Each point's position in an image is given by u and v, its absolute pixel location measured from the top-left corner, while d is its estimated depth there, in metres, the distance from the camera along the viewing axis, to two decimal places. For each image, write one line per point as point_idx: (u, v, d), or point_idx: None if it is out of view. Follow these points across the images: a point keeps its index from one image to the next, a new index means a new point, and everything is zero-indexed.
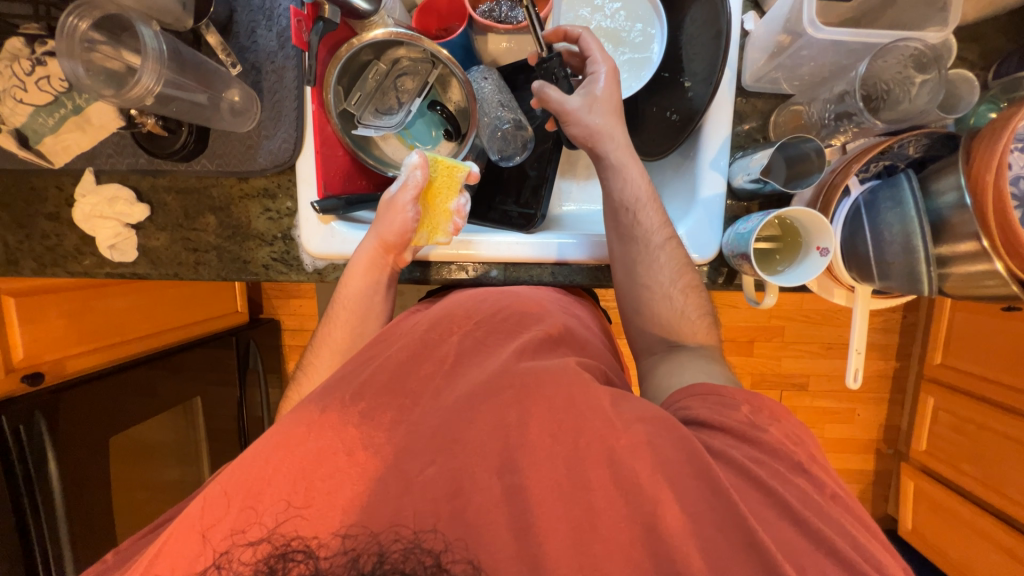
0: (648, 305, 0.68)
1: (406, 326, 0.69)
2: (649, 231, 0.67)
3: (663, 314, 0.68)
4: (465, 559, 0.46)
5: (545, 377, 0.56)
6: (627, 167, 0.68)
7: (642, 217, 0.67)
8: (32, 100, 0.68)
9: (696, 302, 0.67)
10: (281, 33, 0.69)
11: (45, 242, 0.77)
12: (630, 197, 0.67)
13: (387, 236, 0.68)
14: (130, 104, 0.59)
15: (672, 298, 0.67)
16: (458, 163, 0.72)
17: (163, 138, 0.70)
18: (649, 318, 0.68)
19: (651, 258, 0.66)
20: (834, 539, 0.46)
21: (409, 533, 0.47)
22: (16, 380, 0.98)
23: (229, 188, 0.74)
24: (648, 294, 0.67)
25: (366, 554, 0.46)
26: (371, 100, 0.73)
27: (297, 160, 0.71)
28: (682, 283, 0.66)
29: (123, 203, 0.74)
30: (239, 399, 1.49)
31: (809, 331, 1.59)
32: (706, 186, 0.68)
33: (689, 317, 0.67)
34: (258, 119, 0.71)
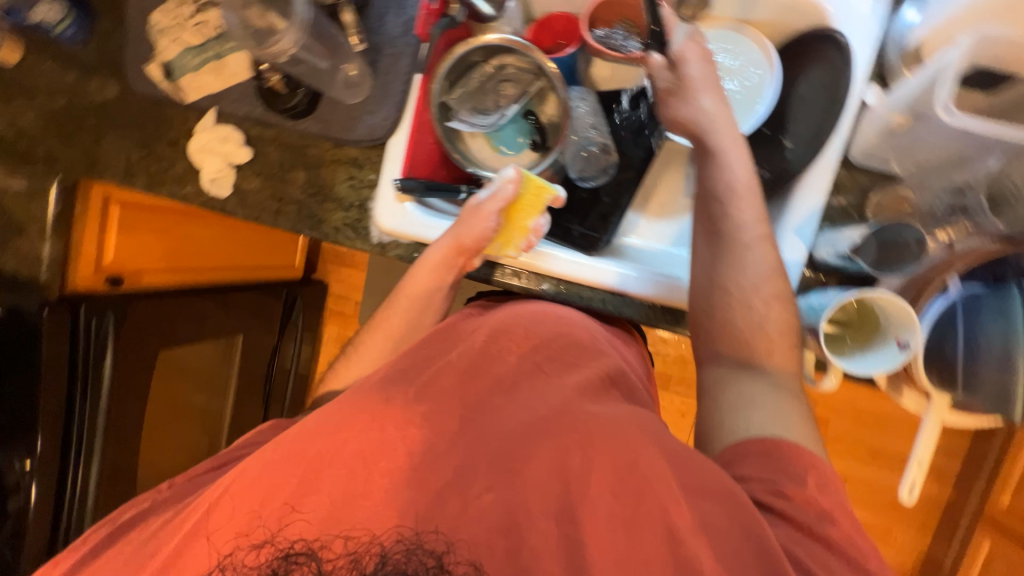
0: (726, 311, 0.62)
1: (461, 329, 0.71)
2: (740, 228, 0.62)
3: (739, 323, 0.62)
4: (466, 563, 0.49)
5: (570, 412, 0.56)
6: (728, 158, 0.64)
7: (733, 212, 0.63)
8: (185, 42, 0.78)
9: (782, 317, 0.61)
10: (407, 22, 0.74)
11: (160, 164, 0.87)
12: (724, 188, 0.63)
13: (463, 238, 0.70)
14: (268, 58, 0.66)
15: (754, 308, 0.61)
16: (548, 185, 0.73)
17: (283, 95, 0.77)
18: (723, 324, 0.62)
19: (737, 256, 0.62)
20: None
21: (410, 535, 0.50)
22: (100, 279, 1.08)
23: (324, 150, 0.80)
24: (729, 297, 0.62)
25: (367, 555, 0.50)
26: (470, 98, 0.76)
27: (390, 139, 0.76)
28: (767, 293, 0.61)
29: (232, 144, 0.81)
30: (274, 347, 1.63)
31: (853, 431, 1.48)
32: (785, 251, 0.65)
33: (767, 331, 0.61)
34: (366, 95, 0.76)
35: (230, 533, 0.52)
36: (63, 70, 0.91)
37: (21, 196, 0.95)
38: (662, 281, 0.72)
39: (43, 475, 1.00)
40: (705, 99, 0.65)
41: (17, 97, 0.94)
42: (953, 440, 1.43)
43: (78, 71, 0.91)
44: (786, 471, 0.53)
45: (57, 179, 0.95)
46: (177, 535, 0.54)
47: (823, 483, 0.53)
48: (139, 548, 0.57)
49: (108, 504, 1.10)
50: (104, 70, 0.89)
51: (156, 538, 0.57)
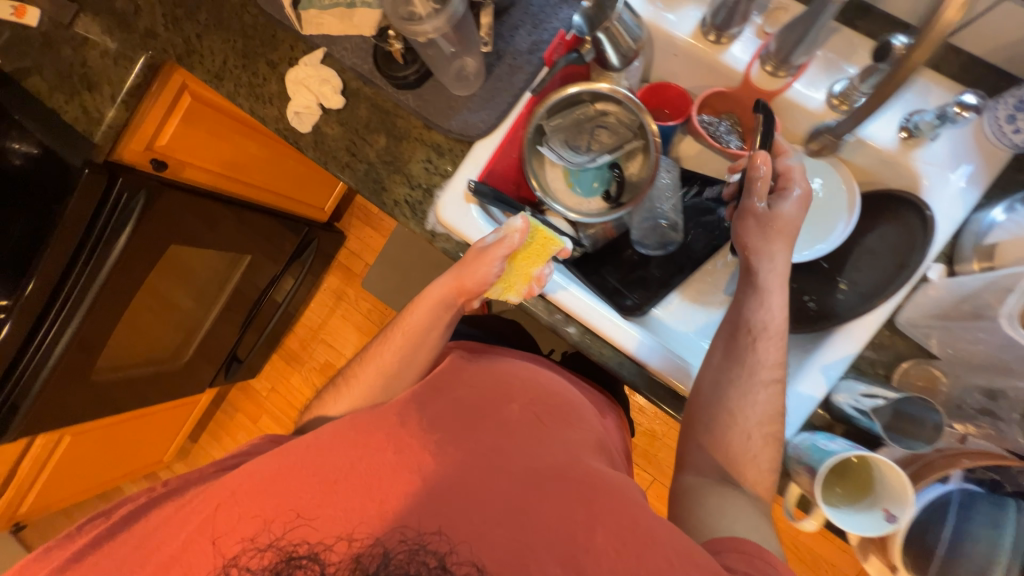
0: (724, 435, 0.66)
1: (467, 369, 0.77)
2: (761, 364, 0.66)
3: (732, 448, 0.66)
4: (469, 563, 0.54)
5: (574, 462, 0.64)
6: (773, 297, 0.66)
7: (761, 349, 0.66)
8: None
9: (769, 453, 0.66)
10: (535, 42, 0.76)
11: (253, 79, 0.88)
12: (761, 324, 0.66)
13: (465, 280, 0.73)
14: (406, 34, 0.67)
15: (750, 440, 0.65)
16: (556, 236, 0.73)
17: (396, 63, 0.79)
18: (719, 446, 0.66)
19: (750, 390, 0.65)
20: None
21: (413, 536, 0.55)
22: (147, 158, 1.08)
23: (411, 125, 0.81)
24: (731, 424, 0.65)
25: (369, 557, 0.54)
26: (564, 131, 0.78)
27: (479, 141, 0.77)
28: (765, 431, 0.65)
29: (329, 87, 0.82)
30: (277, 275, 1.65)
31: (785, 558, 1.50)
32: (805, 383, 0.67)
33: (756, 463, 0.65)
34: (472, 92, 0.78)
35: (256, 519, 0.57)
36: None
37: (107, 58, 0.95)
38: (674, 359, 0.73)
39: (18, 321, 0.99)
40: (774, 235, 0.67)
41: None
42: None
43: None
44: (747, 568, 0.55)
45: (146, 54, 0.95)
46: (191, 525, 0.58)
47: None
48: (148, 542, 0.59)
49: (71, 363, 1.09)
50: None
51: (173, 524, 0.59)
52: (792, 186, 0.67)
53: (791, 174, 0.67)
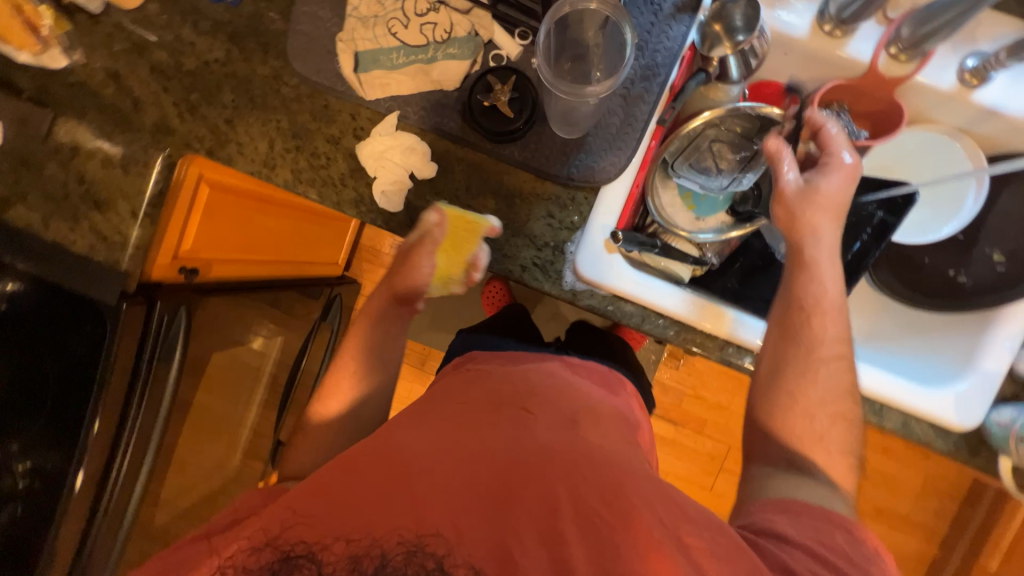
0: (774, 413, 0.61)
1: (484, 384, 0.68)
2: (820, 341, 0.61)
3: (791, 431, 0.60)
4: (464, 565, 0.46)
5: (655, 484, 0.56)
6: (823, 271, 0.62)
7: (818, 326, 0.61)
8: (403, 42, 0.71)
9: (841, 433, 0.60)
10: (648, 67, 0.69)
11: (312, 160, 0.76)
12: (813, 299, 0.62)
13: (398, 288, 0.73)
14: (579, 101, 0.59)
15: (812, 420, 0.60)
16: (480, 218, 0.69)
17: (500, 117, 0.70)
18: (776, 431, 0.61)
19: (809, 369, 0.61)
20: None
21: (411, 538, 0.48)
22: (175, 268, 0.93)
23: (522, 180, 0.73)
24: (788, 407, 0.60)
25: (367, 557, 0.46)
26: (694, 156, 0.73)
27: (608, 185, 0.71)
28: (830, 410, 0.60)
29: (417, 156, 0.72)
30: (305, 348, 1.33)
31: (865, 489, 1.62)
32: (990, 359, 0.68)
33: (824, 446, 0.59)
34: (585, 133, 0.70)
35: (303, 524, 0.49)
36: (195, 30, 0.77)
37: (111, 166, 0.79)
38: (896, 380, 0.67)
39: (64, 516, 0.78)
40: (812, 208, 0.63)
41: (124, 47, 0.78)
42: (944, 504, 1.60)
43: (214, 30, 0.76)
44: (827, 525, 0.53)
45: (163, 152, 0.79)
46: None
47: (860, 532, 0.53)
48: None
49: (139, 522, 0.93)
50: (253, 41, 0.76)
51: None
52: (834, 167, 0.64)
53: (836, 156, 0.65)
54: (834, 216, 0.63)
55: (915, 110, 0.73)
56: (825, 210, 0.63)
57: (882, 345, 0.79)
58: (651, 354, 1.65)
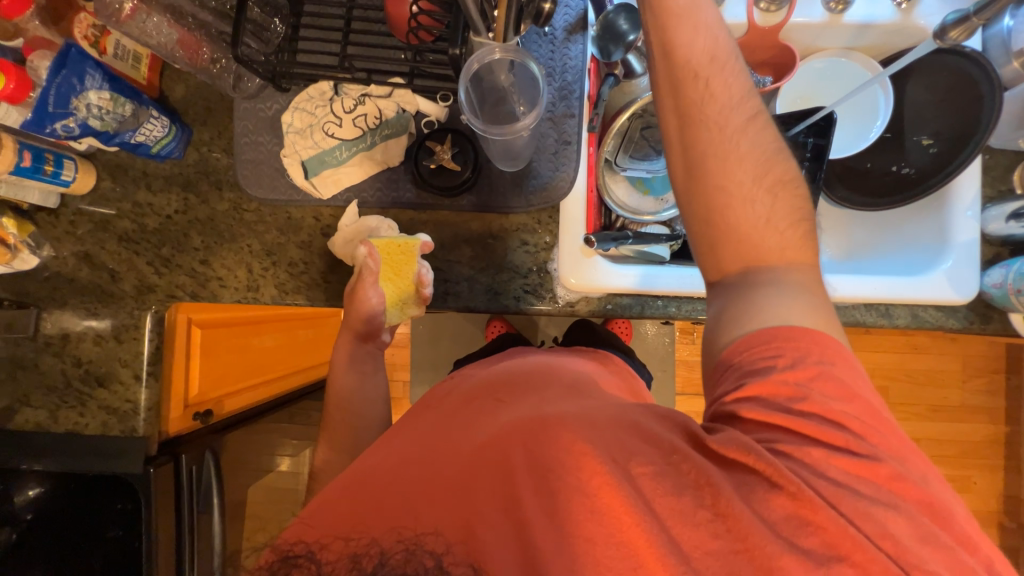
0: (723, 215, 0.53)
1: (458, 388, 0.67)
2: (724, 108, 0.53)
3: (744, 225, 0.52)
4: (465, 563, 0.43)
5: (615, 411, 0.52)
6: (698, 24, 0.53)
7: (715, 87, 0.53)
8: (339, 137, 0.76)
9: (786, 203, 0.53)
10: (562, 87, 0.76)
11: (292, 270, 0.79)
12: (698, 62, 0.53)
13: (359, 329, 0.77)
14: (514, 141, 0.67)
15: (755, 201, 0.52)
16: (409, 238, 0.73)
17: (450, 173, 0.74)
18: (728, 241, 0.53)
19: (728, 145, 0.53)
20: None
21: (409, 534, 0.45)
22: (190, 416, 0.92)
23: (489, 221, 0.77)
24: (727, 200, 0.52)
25: (366, 556, 0.43)
26: (628, 148, 0.79)
27: (565, 199, 0.75)
28: (767, 182, 0.52)
29: (385, 232, 0.76)
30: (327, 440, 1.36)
31: (913, 392, 1.62)
32: (960, 231, 0.73)
33: (777, 225, 0.52)
34: (530, 160, 0.76)
35: (302, 522, 0.50)
36: (149, 190, 0.81)
37: (105, 341, 0.81)
38: (887, 283, 0.70)
39: None
40: None
41: (88, 229, 0.81)
42: (994, 379, 1.60)
43: (167, 184, 0.81)
44: (757, 374, 0.48)
45: (151, 310, 0.82)
46: None
47: (800, 349, 0.47)
48: None
49: None
50: (205, 182, 0.80)
51: None
52: None
53: None
54: None
55: (804, 45, 0.81)
56: None
57: (856, 253, 0.83)
58: (665, 337, 1.68)
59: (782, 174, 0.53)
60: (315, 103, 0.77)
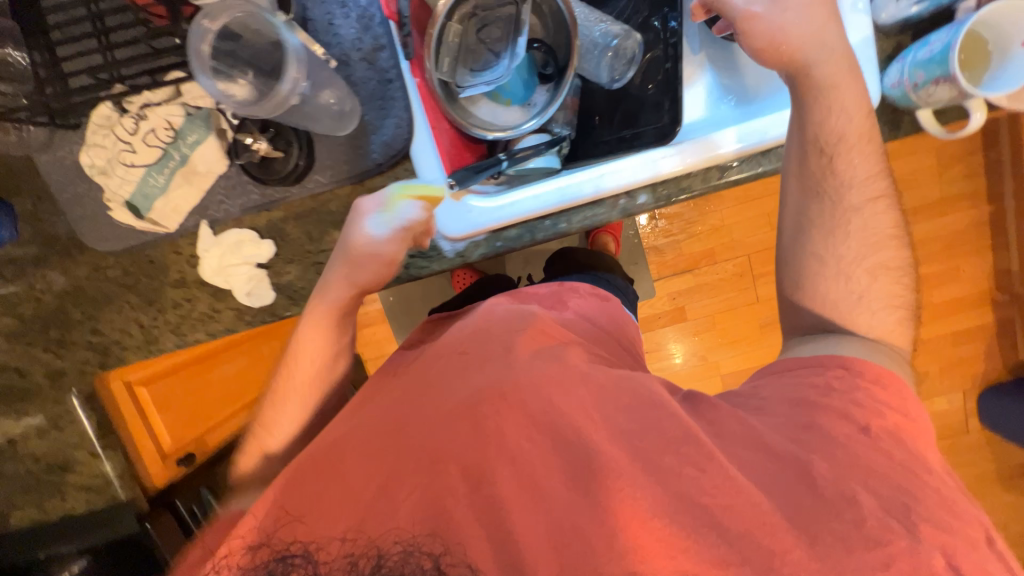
0: (806, 159, 0.60)
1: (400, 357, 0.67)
2: (827, 50, 0.56)
3: (838, 181, 0.60)
4: (465, 563, 0.42)
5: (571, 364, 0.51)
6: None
7: (831, 73, 0.56)
8: (143, 163, 0.68)
9: (860, 148, 0.59)
10: (361, 17, 0.65)
11: (179, 310, 0.76)
12: (821, 58, 0.56)
13: (325, 300, 0.66)
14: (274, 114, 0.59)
15: (826, 146, 0.59)
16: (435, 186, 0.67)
17: (275, 161, 0.68)
18: (829, 192, 0.60)
19: (829, 89, 0.56)
20: None
21: (408, 534, 0.43)
22: (173, 465, 0.97)
23: (347, 197, 0.70)
24: (811, 139, 0.58)
25: (365, 556, 0.42)
26: (464, 60, 0.68)
27: (411, 144, 0.67)
28: (858, 136, 0.59)
29: (249, 244, 0.71)
30: None
31: None
32: (855, 31, 0.62)
33: (857, 179, 0.60)
34: (360, 116, 0.67)
35: (299, 507, 0.47)
36: (6, 280, 0.77)
37: (48, 433, 0.82)
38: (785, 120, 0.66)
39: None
40: None
41: None
42: None
43: (19, 269, 0.76)
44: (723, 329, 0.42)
45: (74, 392, 0.81)
46: None
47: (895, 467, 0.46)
48: None
49: None
50: (53, 253, 0.75)
51: None
52: None
53: None
54: None
55: None
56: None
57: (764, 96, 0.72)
58: (628, 230, 1.62)
59: (870, 137, 0.59)
60: (99, 133, 0.68)
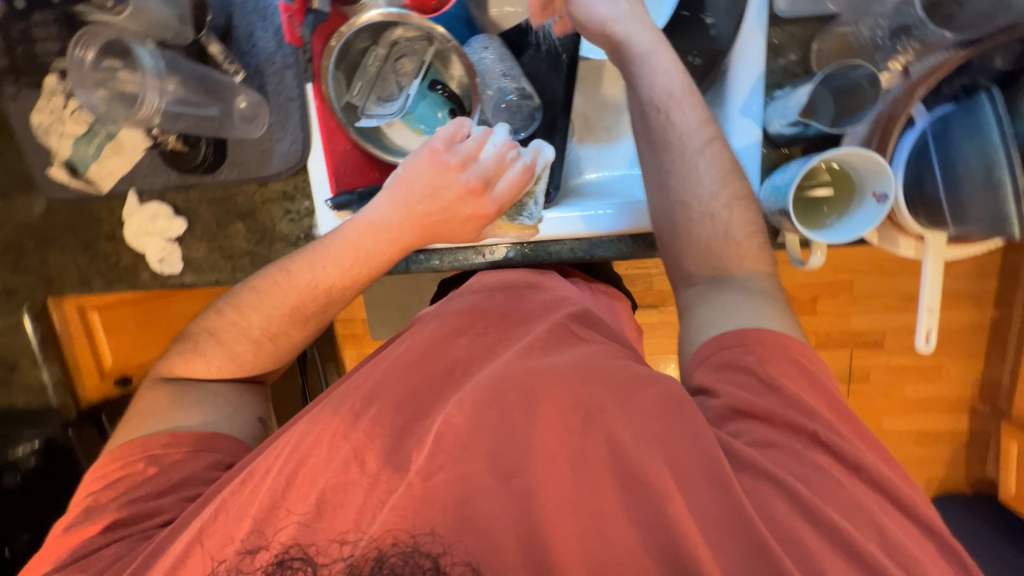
0: (686, 226, 0.63)
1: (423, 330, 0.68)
2: (683, 133, 0.62)
3: (703, 235, 0.62)
4: (464, 562, 0.47)
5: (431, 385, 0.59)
6: (655, 56, 0.62)
7: (676, 117, 0.62)
8: (75, 134, 0.76)
9: (736, 212, 0.61)
10: (277, 33, 0.70)
11: (108, 262, 0.85)
12: (663, 95, 0.62)
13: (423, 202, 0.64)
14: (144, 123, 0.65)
15: (715, 215, 0.62)
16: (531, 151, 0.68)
17: (185, 154, 0.73)
18: (689, 240, 0.63)
19: (688, 166, 0.62)
20: (860, 537, 0.47)
21: (406, 537, 0.48)
22: (110, 383, 1.09)
23: (252, 194, 0.77)
24: (683, 215, 0.62)
25: (365, 557, 0.47)
26: (372, 87, 0.71)
27: (308, 161, 0.73)
28: (725, 195, 0.61)
29: (163, 219, 0.78)
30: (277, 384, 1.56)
31: (881, 283, 1.44)
32: (739, 136, 0.64)
33: (733, 235, 0.62)
34: (267, 123, 0.73)
35: (247, 516, 0.52)
36: None
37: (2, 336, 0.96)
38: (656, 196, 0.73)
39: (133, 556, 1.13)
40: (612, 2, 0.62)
41: None
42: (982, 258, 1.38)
43: None
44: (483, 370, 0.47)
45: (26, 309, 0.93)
46: None
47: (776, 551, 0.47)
48: None
49: None
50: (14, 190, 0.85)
51: None
52: None
53: None
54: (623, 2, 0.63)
55: None
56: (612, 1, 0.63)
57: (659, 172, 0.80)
58: None
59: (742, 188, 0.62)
60: (44, 99, 0.76)
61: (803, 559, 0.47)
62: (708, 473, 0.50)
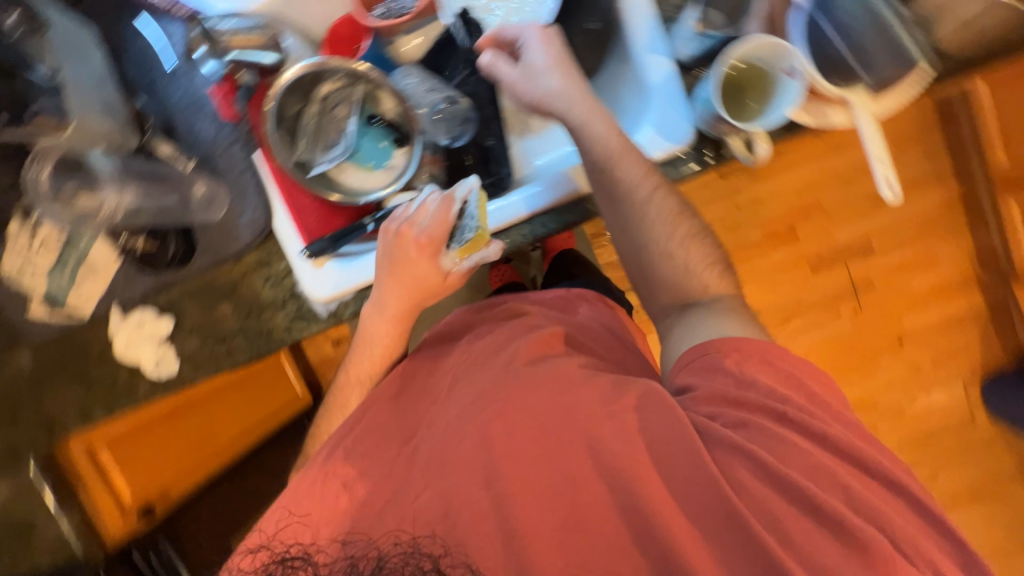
0: (653, 265, 0.69)
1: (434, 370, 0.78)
2: (633, 187, 0.66)
3: (669, 276, 0.69)
4: (461, 562, 0.54)
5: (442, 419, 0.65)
6: (593, 123, 0.66)
7: (623, 172, 0.66)
8: (45, 267, 0.77)
9: (696, 255, 0.69)
10: (214, 117, 0.74)
11: (105, 385, 0.82)
12: (604, 157, 0.66)
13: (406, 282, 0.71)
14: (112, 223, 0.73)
15: (673, 256, 0.69)
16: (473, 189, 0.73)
17: (157, 252, 0.75)
18: (661, 286, 0.70)
19: (642, 216, 0.67)
20: (835, 485, 0.53)
21: (407, 536, 0.56)
22: (131, 518, 1.15)
23: (230, 273, 0.78)
24: (650, 256, 0.69)
25: (366, 558, 0.55)
26: (315, 140, 0.74)
27: (273, 222, 0.76)
28: (679, 238, 0.69)
29: (150, 323, 0.79)
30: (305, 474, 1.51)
31: (848, 192, 1.49)
32: (655, 71, 0.69)
33: (696, 271, 0.69)
34: (227, 201, 0.76)
35: (276, 509, 0.64)
36: None
37: None
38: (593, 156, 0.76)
39: None
40: (554, 79, 0.67)
41: None
42: (927, 142, 1.45)
43: None
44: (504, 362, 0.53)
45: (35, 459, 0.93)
46: None
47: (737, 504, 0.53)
48: None
49: None
50: None
51: None
52: None
53: None
54: (559, 74, 0.68)
55: None
56: (549, 71, 0.68)
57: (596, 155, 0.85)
58: None
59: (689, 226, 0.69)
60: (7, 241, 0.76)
61: (762, 500, 0.54)
62: (677, 447, 0.56)
